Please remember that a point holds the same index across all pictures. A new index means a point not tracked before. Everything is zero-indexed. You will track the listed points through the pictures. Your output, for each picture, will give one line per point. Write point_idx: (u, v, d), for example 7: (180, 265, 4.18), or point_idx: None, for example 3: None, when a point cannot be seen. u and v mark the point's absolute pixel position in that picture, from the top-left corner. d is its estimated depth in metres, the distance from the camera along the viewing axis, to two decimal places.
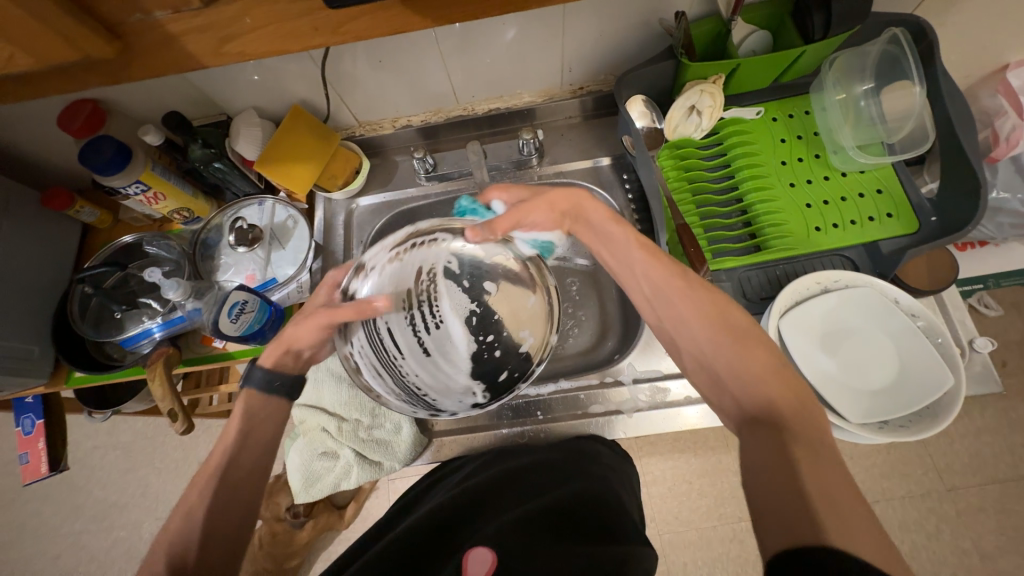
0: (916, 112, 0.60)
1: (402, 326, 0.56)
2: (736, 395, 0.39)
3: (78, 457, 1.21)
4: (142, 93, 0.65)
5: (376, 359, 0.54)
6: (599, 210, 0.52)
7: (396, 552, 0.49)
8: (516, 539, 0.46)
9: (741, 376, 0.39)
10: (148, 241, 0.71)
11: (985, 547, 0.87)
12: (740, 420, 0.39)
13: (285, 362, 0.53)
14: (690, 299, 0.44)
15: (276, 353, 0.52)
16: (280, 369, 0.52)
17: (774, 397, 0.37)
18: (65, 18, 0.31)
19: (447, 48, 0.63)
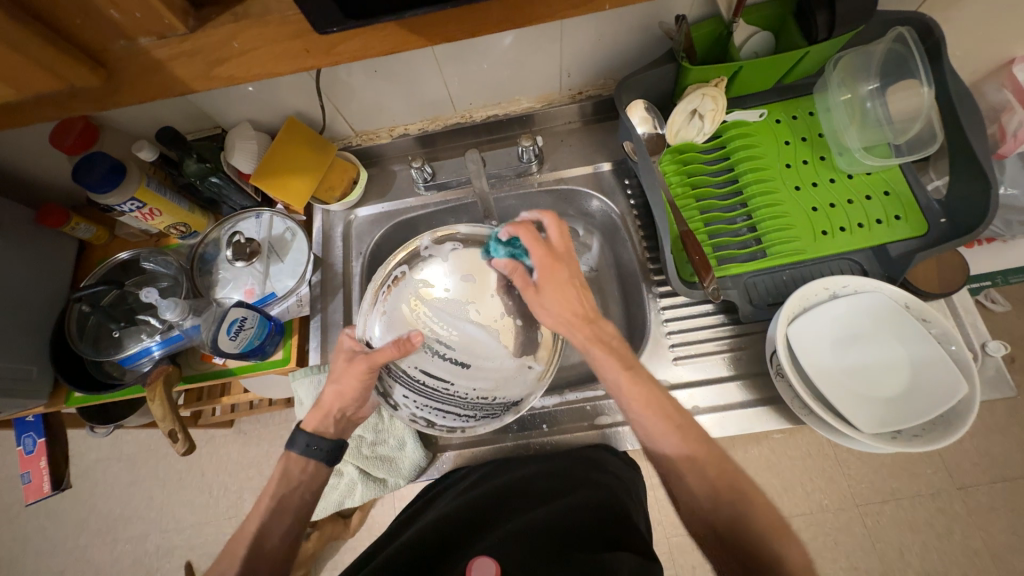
0: (924, 113, 0.59)
1: (435, 361, 0.61)
2: (692, 502, 0.44)
3: (81, 470, 1.20)
4: (135, 109, 0.64)
5: (417, 394, 0.59)
6: (539, 273, 0.52)
7: (398, 558, 0.49)
8: (518, 552, 0.45)
9: (707, 485, 0.43)
10: (145, 257, 0.70)
11: (997, 547, 0.86)
12: (701, 525, 0.44)
13: (324, 425, 0.55)
14: (629, 385, 0.49)
15: (316, 419, 0.55)
16: (319, 433, 0.55)
17: (699, 485, 0.44)
18: (47, 49, 0.30)
19: (443, 55, 0.62)
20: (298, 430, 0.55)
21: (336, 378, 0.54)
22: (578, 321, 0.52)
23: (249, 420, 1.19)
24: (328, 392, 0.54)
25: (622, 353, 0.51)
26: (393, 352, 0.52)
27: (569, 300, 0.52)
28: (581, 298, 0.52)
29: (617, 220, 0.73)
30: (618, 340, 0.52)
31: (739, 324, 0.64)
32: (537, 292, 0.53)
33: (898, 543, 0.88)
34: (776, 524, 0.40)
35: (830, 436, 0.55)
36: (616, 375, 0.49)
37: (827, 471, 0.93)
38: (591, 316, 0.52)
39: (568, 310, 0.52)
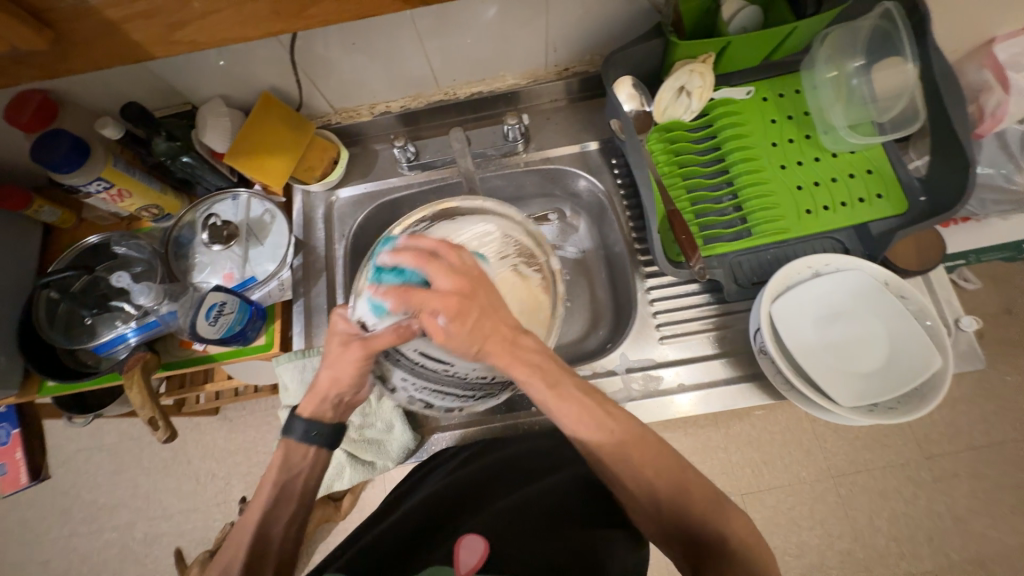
0: (908, 90, 0.59)
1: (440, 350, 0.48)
2: (642, 500, 0.45)
3: (61, 461, 1.18)
4: (97, 83, 0.60)
5: (417, 377, 0.52)
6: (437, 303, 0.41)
7: (389, 539, 0.50)
8: (509, 530, 0.48)
9: (642, 473, 0.44)
10: (116, 241, 0.67)
11: (959, 510, 0.91)
12: (652, 524, 0.45)
13: (322, 411, 0.52)
14: (558, 403, 0.45)
15: (314, 404, 0.52)
16: (318, 418, 0.52)
17: (633, 477, 0.44)
18: None
19: (424, 28, 0.59)
20: (295, 416, 0.52)
21: (331, 362, 0.49)
22: (495, 349, 0.44)
23: (234, 407, 1.18)
24: (324, 377, 0.50)
25: (546, 363, 0.46)
26: (393, 339, 0.45)
27: (490, 329, 0.43)
28: (492, 325, 0.43)
29: (604, 199, 0.73)
30: (544, 353, 0.46)
31: (725, 303, 0.64)
32: (450, 332, 0.42)
33: (870, 509, 0.93)
34: (715, 499, 0.44)
35: (809, 409, 0.56)
36: (540, 393, 0.45)
37: (805, 443, 0.96)
38: (509, 336, 0.44)
39: (491, 340, 0.43)
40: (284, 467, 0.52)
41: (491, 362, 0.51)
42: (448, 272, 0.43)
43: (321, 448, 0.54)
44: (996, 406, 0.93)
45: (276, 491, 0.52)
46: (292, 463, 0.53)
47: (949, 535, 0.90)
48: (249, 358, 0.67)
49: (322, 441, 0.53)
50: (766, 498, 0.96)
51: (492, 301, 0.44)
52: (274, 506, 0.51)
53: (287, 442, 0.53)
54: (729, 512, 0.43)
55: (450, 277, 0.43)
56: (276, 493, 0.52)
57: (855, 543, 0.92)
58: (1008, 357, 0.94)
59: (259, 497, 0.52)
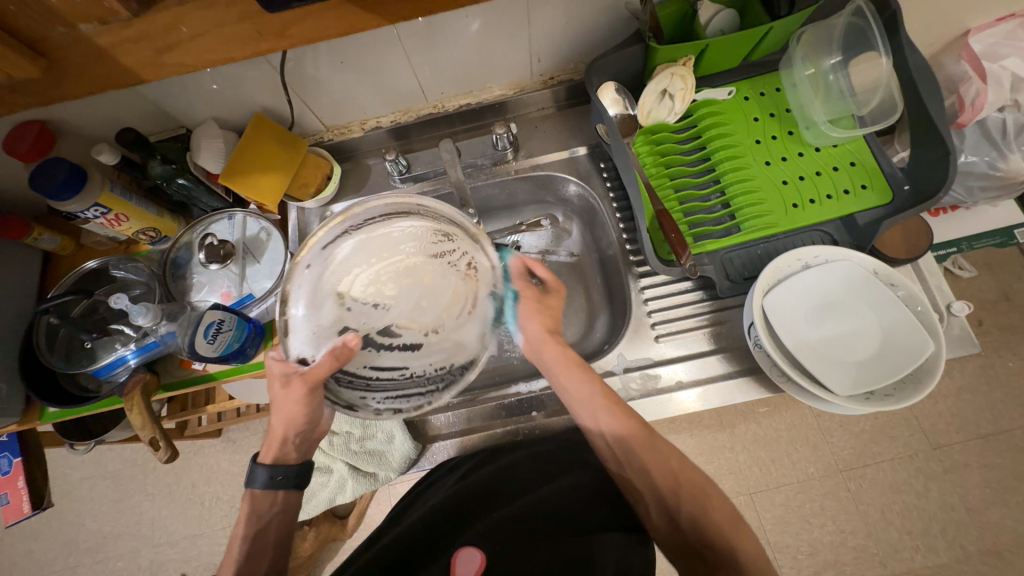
0: (884, 83, 0.61)
1: (393, 354, 0.49)
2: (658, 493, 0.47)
3: (65, 490, 1.17)
4: (94, 112, 0.62)
5: (375, 393, 0.47)
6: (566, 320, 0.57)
7: (393, 547, 0.50)
8: (500, 541, 0.47)
9: (646, 473, 0.48)
10: (114, 265, 0.68)
11: (971, 501, 0.90)
12: (664, 518, 0.46)
13: (285, 453, 0.53)
14: (577, 381, 0.53)
15: (274, 450, 0.53)
16: (280, 462, 0.53)
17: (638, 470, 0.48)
18: None
19: (410, 44, 0.61)
20: (256, 465, 0.52)
21: (280, 409, 0.50)
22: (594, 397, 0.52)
23: (237, 427, 1.17)
24: (277, 424, 0.51)
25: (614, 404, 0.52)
26: (330, 364, 0.45)
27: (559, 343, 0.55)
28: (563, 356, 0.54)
29: (595, 203, 0.74)
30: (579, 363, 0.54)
31: (719, 299, 0.65)
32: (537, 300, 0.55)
33: (881, 504, 0.92)
34: (701, 492, 0.46)
35: (807, 400, 0.57)
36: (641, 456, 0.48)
37: (811, 439, 0.96)
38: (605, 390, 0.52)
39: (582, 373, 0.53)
40: (251, 518, 0.51)
41: (444, 351, 0.49)
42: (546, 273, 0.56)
43: (288, 491, 0.53)
44: (1000, 394, 0.93)
45: (246, 546, 0.50)
46: (260, 512, 0.52)
47: (963, 526, 0.89)
48: (248, 375, 0.67)
49: (289, 484, 0.53)
50: (775, 496, 0.95)
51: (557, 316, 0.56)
52: (247, 562, 0.50)
53: (250, 494, 0.52)
54: (713, 500, 0.46)
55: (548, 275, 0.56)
56: (247, 549, 0.50)
57: (868, 539, 0.91)
58: (1008, 344, 0.95)
59: (230, 552, 0.51)
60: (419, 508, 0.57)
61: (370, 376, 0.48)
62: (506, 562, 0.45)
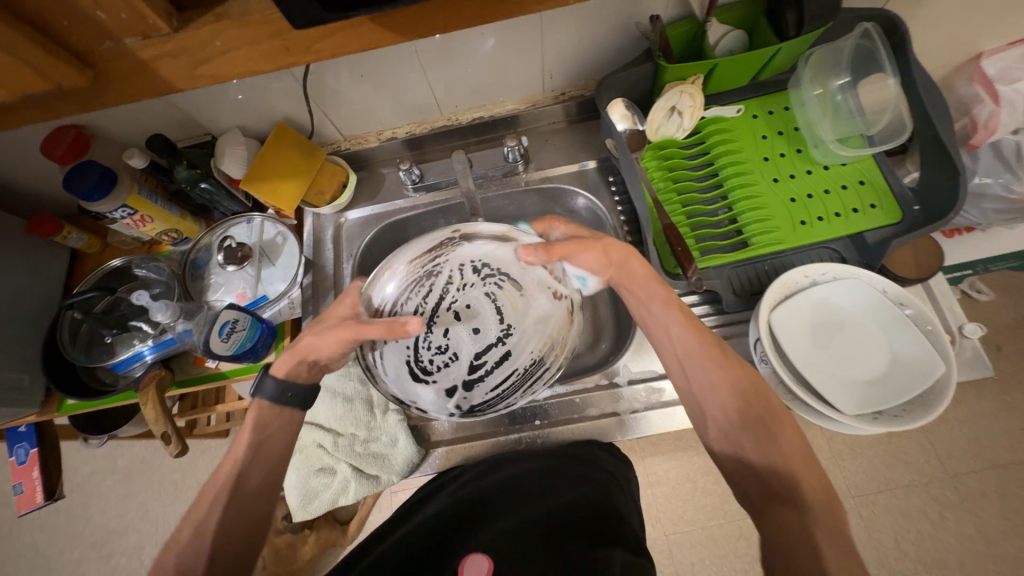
0: (893, 104, 0.61)
1: (493, 352, 0.62)
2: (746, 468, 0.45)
3: (75, 484, 1.19)
4: (126, 118, 0.65)
5: (497, 393, 0.60)
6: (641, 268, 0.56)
7: (394, 555, 0.51)
8: (508, 547, 0.49)
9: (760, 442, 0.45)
10: (137, 264, 0.71)
11: (990, 532, 0.87)
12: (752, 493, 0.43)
13: (297, 371, 0.54)
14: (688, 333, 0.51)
15: (289, 364, 0.54)
16: (293, 378, 0.54)
17: (750, 441, 0.45)
18: (27, 49, 0.33)
19: (427, 59, 0.63)
20: (268, 374, 0.54)
21: (319, 332, 0.53)
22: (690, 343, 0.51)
23: (244, 428, 1.19)
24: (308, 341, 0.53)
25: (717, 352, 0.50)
26: (385, 330, 0.50)
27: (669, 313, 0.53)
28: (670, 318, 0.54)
29: (602, 216, 0.75)
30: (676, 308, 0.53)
31: (725, 314, 0.65)
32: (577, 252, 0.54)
33: (893, 531, 0.89)
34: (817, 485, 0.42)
35: (813, 419, 0.56)
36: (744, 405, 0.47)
37: (822, 462, 0.94)
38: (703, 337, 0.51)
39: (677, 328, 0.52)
40: (257, 427, 0.52)
41: (536, 336, 0.61)
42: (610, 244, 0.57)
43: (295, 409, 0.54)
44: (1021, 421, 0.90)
45: (252, 449, 0.51)
46: (268, 429, 0.52)
47: (981, 558, 0.86)
48: (259, 375, 0.69)
49: (297, 402, 0.54)
50: None
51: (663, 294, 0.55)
52: (250, 464, 0.50)
53: (260, 403, 0.53)
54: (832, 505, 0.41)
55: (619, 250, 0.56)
56: (251, 455, 0.51)
57: (881, 568, 0.88)
58: None
59: (234, 452, 0.51)
60: (423, 514, 0.58)
61: (486, 392, 0.61)
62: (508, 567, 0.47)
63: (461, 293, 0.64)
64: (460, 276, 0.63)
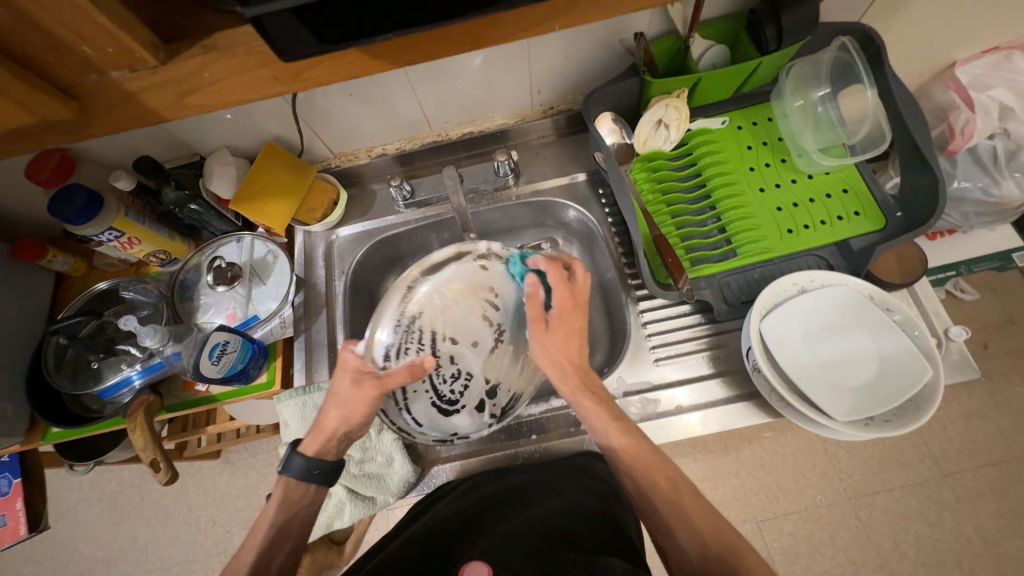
0: (871, 114, 0.63)
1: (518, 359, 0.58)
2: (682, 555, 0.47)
3: (61, 513, 1.16)
4: (113, 140, 0.65)
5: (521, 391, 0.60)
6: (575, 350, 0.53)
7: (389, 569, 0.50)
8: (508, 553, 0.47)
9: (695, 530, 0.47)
10: (124, 286, 0.70)
11: (987, 531, 0.88)
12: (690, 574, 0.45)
13: (326, 448, 0.55)
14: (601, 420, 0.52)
15: (318, 442, 0.54)
16: (321, 456, 0.54)
17: (684, 528, 0.47)
18: (13, 85, 0.33)
19: (416, 77, 0.64)
20: (296, 452, 0.54)
21: (343, 402, 0.52)
22: (569, 373, 0.52)
23: (237, 449, 1.17)
24: (333, 416, 0.52)
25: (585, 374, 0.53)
26: (407, 377, 0.48)
27: (570, 346, 0.52)
28: (576, 349, 0.52)
29: (593, 228, 0.75)
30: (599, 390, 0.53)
31: (717, 323, 0.66)
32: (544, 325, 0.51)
33: (893, 534, 0.90)
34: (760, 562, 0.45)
35: (806, 426, 0.56)
36: (606, 425, 0.51)
37: (818, 465, 0.94)
38: (582, 366, 0.53)
39: (568, 359, 0.52)
40: (282, 506, 0.53)
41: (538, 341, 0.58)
42: (579, 281, 0.54)
43: (318, 486, 0.55)
44: (1011, 418, 0.92)
45: (273, 531, 0.52)
46: (292, 502, 0.53)
47: (980, 558, 0.87)
48: (251, 397, 0.68)
49: (321, 479, 0.54)
50: (783, 525, 0.93)
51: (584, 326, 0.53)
52: (270, 548, 0.52)
53: (285, 481, 0.54)
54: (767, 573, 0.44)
55: (569, 291, 0.52)
56: (272, 536, 0.52)
57: (882, 571, 0.88)
58: (1014, 367, 0.94)
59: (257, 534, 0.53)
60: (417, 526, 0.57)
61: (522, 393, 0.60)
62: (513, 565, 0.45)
63: (450, 316, 0.52)
64: (440, 302, 0.52)
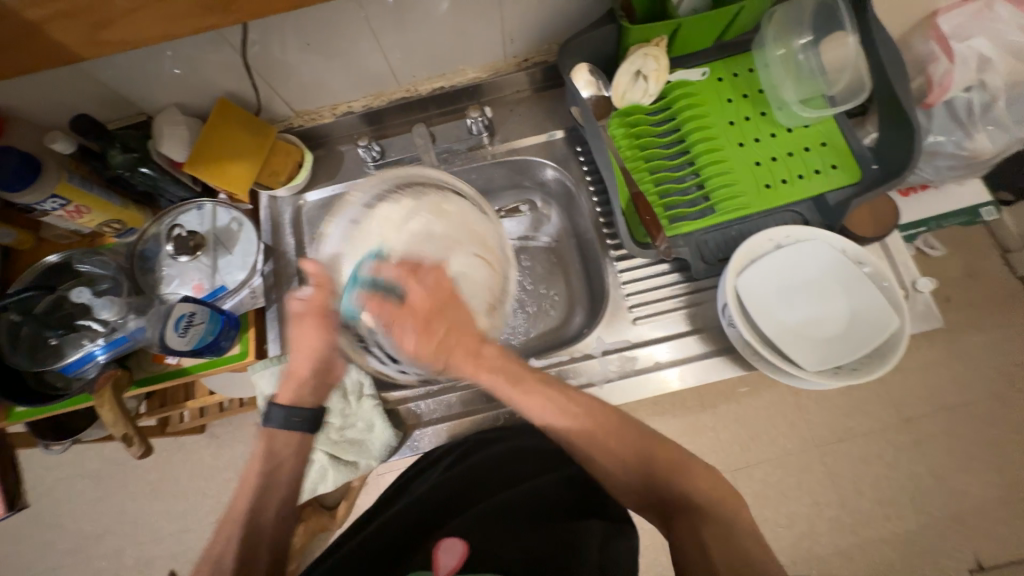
0: (852, 63, 0.61)
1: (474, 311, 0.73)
2: (620, 483, 0.51)
3: (43, 492, 1.15)
4: (43, 98, 0.59)
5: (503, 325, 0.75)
6: (467, 335, 0.54)
7: (387, 535, 0.53)
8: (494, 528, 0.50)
9: (615, 457, 0.51)
10: (78, 259, 0.66)
11: (937, 469, 0.94)
12: (633, 495, 0.51)
13: (302, 395, 0.56)
14: (525, 398, 0.53)
15: (290, 390, 0.56)
16: (296, 402, 0.56)
17: (609, 457, 0.51)
18: None
19: (379, 25, 0.59)
20: (273, 405, 0.55)
21: (296, 345, 0.55)
22: (464, 361, 0.54)
23: (220, 423, 1.16)
24: (299, 360, 0.55)
25: (484, 359, 0.54)
26: (320, 292, 0.55)
27: (430, 344, 0.53)
28: (455, 342, 0.54)
29: (572, 188, 0.73)
30: (503, 358, 0.55)
31: (695, 281, 0.66)
32: (404, 313, 0.53)
33: (853, 475, 0.96)
34: (682, 469, 0.50)
35: (778, 376, 0.58)
36: (507, 392, 0.53)
37: (787, 416, 0.99)
38: (475, 347, 0.54)
39: (458, 353, 0.54)
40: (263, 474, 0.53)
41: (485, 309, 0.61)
42: (419, 296, 0.54)
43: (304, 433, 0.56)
44: (966, 366, 0.97)
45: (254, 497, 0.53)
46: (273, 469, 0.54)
47: (929, 493, 0.93)
48: (227, 367, 0.66)
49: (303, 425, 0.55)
50: (754, 472, 0.98)
51: (450, 326, 0.54)
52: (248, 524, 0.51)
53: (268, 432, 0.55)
54: (692, 470, 0.49)
55: (425, 296, 0.54)
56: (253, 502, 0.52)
57: (842, 509, 0.95)
58: (972, 319, 0.98)
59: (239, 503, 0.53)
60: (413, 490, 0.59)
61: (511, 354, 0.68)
62: (486, 549, 0.48)
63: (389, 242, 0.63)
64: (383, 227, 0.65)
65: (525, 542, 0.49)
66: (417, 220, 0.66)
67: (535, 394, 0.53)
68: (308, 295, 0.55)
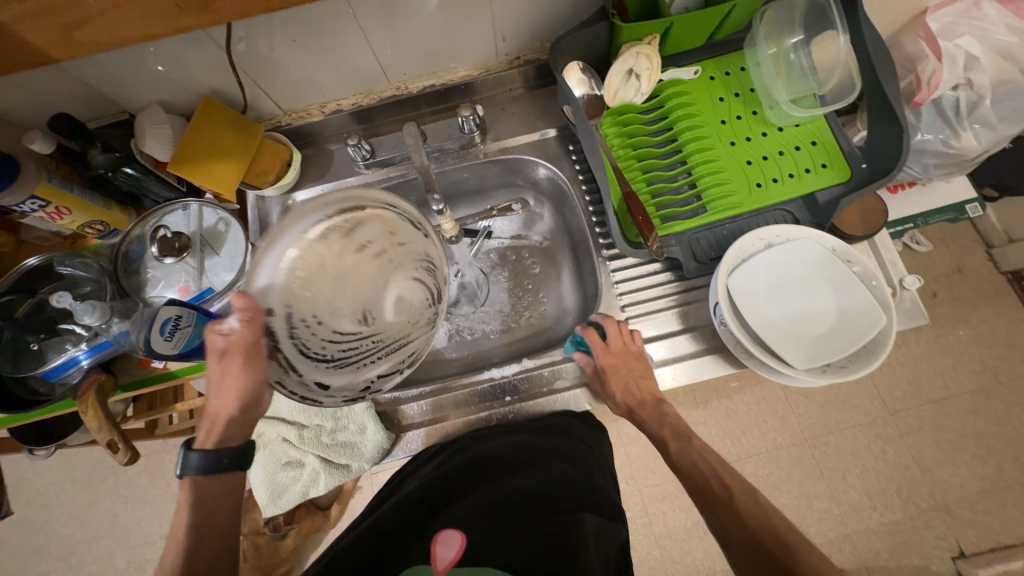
0: (842, 62, 0.61)
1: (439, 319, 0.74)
2: (717, 522, 0.48)
3: (31, 497, 1.13)
4: (20, 96, 0.57)
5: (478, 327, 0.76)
6: (648, 381, 0.62)
7: (377, 534, 0.51)
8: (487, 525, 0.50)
9: (714, 485, 0.52)
10: (60, 261, 0.64)
11: (924, 461, 0.96)
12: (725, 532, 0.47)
13: (229, 436, 0.51)
14: (681, 454, 0.56)
15: (215, 432, 0.50)
16: (225, 443, 0.50)
17: (705, 486, 0.52)
18: None
19: (367, 21, 0.58)
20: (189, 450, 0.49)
21: (216, 384, 0.48)
22: (635, 402, 0.61)
23: None
24: (217, 402, 0.49)
25: (652, 402, 0.61)
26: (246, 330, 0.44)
27: (641, 387, 0.61)
28: (643, 386, 0.61)
29: (564, 186, 0.73)
30: (666, 411, 0.61)
31: (686, 279, 0.66)
32: (611, 369, 0.60)
33: (842, 468, 0.97)
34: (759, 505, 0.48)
35: (768, 374, 0.59)
36: (670, 446, 0.58)
37: (779, 411, 1.00)
38: (648, 397, 0.61)
39: (641, 405, 0.61)
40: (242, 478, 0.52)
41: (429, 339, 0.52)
42: (614, 337, 0.62)
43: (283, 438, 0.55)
44: (952, 360, 0.98)
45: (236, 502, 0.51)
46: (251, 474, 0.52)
47: (916, 484, 0.95)
48: None
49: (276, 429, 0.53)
50: (747, 467, 0.99)
51: (642, 369, 0.61)
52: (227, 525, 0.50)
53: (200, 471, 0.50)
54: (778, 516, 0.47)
55: (619, 340, 0.62)
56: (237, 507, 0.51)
57: (832, 501, 0.96)
58: (959, 314, 1.00)
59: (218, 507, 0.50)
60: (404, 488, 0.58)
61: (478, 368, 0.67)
62: (483, 543, 0.48)
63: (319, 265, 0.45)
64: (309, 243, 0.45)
65: (517, 538, 0.48)
66: (358, 240, 0.47)
67: (653, 414, 0.61)
68: (234, 331, 0.44)
